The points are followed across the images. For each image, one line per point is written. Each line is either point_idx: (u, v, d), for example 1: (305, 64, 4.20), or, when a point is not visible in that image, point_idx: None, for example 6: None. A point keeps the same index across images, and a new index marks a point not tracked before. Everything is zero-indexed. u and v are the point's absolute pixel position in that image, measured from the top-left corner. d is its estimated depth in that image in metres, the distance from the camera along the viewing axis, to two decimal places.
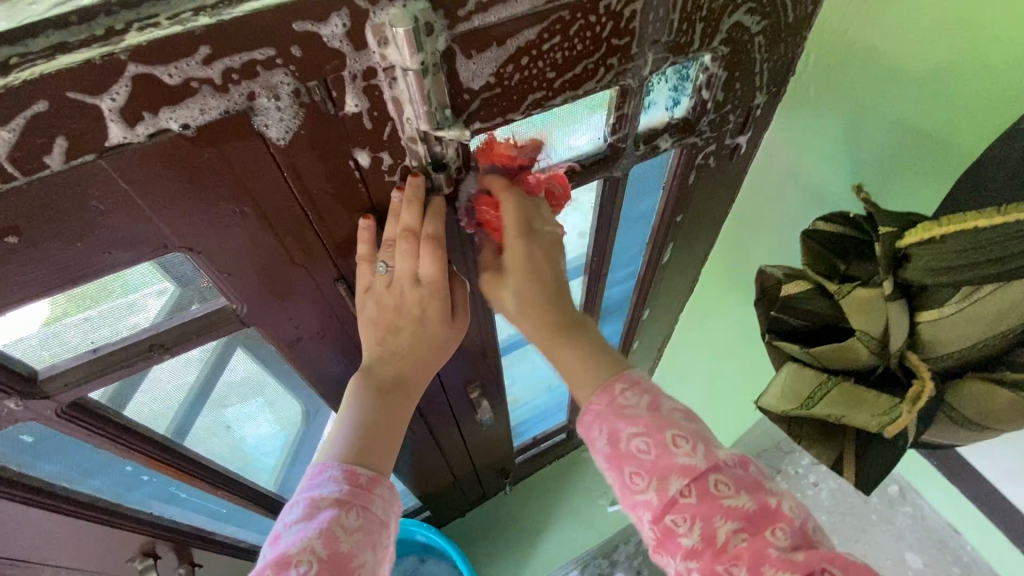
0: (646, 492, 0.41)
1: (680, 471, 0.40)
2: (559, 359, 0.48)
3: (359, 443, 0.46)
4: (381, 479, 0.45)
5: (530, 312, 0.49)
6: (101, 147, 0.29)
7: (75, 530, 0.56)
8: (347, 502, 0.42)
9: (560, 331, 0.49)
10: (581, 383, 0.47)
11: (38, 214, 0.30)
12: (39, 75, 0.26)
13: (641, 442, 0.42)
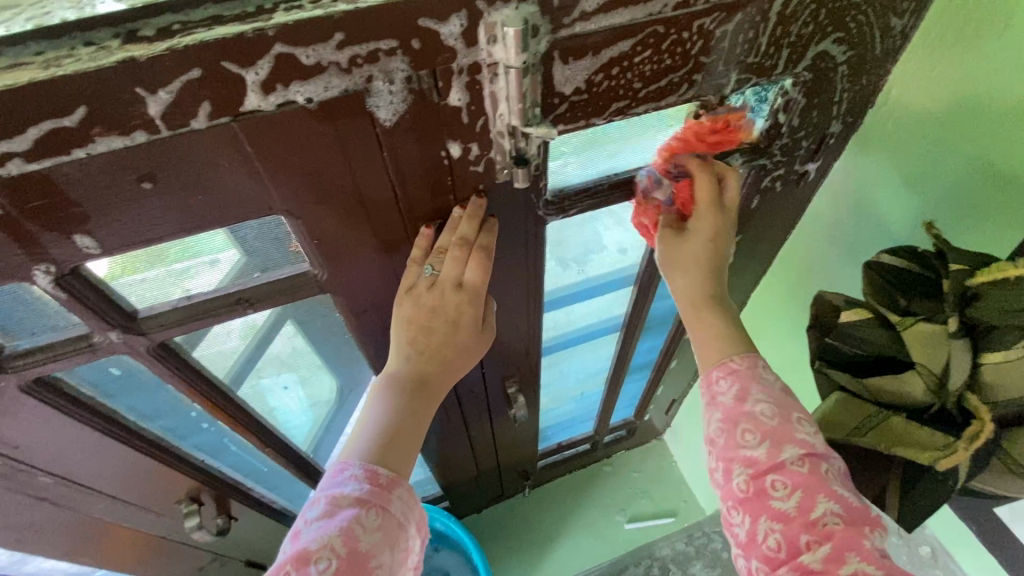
0: (754, 450, 0.42)
1: (798, 443, 0.41)
2: (708, 327, 0.49)
3: (383, 441, 0.46)
4: (401, 479, 0.44)
5: (689, 280, 0.50)
6: (236, 111, 0.33)
7: (138, 465, 0.60)
8: (366, 503, 0.42)
9: (706, 300, 0.50)
10: (712, 354, 0.48)
11: (172, 166, 0.34)
12: (199, 43, 0.29)
13: (765, 407, 0.43)
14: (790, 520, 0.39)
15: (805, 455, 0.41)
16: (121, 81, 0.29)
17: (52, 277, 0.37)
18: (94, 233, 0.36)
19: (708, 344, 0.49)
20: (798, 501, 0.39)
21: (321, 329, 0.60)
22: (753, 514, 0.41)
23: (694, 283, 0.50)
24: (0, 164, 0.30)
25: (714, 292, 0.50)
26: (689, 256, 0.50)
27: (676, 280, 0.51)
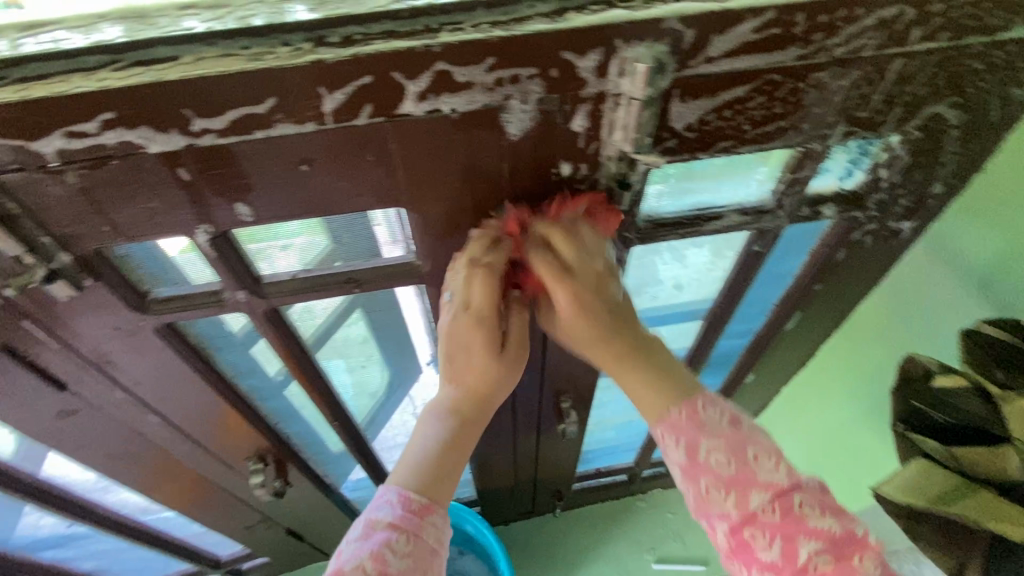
0: (723, 507, 0.42)
1: (763, 487, 0.41)
2: (631, 383, 0.47)
3: (420, 470, 0.48)
4: (435, 509, 0.46)
5: (584, 328, 0.47)
6: (391, 114, 0.37)
7: (225, 418, 0.66)
8: (399, 530, 0.43)
9: (623, 354, 0.47)
10: (650, 408, 0.46)
11: (326, 155, 0.39)
12: (377, 53, 0.34)
13: (721, 456, 0.42)
14: (781, 569, 0.39)
15: (775, 497, 0.40)
16: (308, 78, 0.34)
17: (209, 236, 0.43)
18: (249, 203, 0.41)
19: (642, 395, 0.47)
20: (782, 549, 0.39)
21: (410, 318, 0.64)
22: (747, 565, 0.41)
23: (579, 327, 0.47)
24: (198, 137, 0.36)
25: (629, 344, 0.47)
26: (581, 330, 0.47)
27: (588, 344, 0.48)
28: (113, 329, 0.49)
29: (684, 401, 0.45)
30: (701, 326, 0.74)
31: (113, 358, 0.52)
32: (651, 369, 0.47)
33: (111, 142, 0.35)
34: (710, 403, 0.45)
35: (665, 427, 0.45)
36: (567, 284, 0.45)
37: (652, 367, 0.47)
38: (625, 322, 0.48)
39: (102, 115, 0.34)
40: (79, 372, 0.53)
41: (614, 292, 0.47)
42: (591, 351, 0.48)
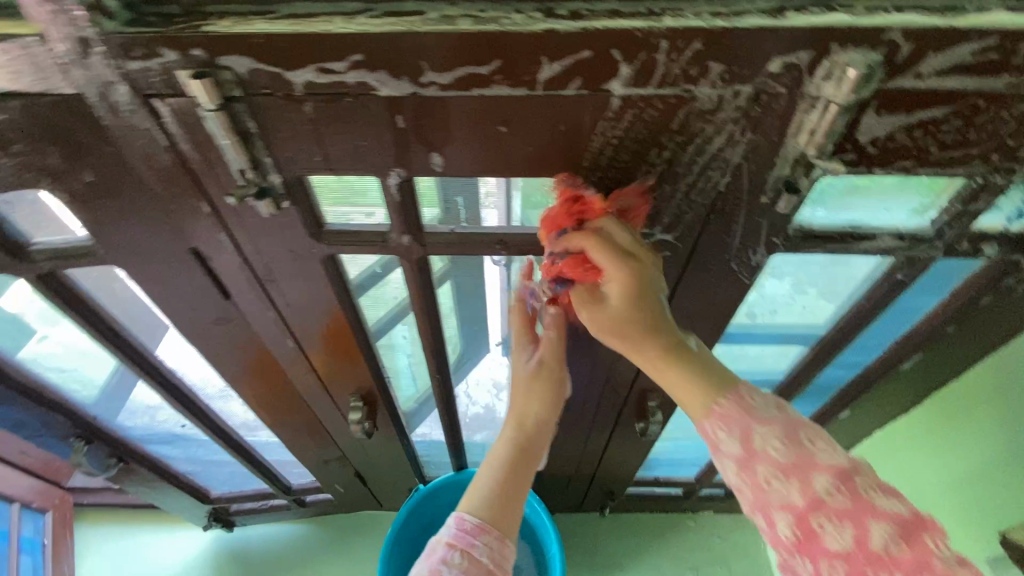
0: (786, 494, 0.43)
1: (824, 471, 0.42)
2: (671, 382, 0.51)
3: (475, 496, 0.55)
4: (489, 527, 0.52)
5: (628, 321, 0.52)
6: (596, 87, 0.40)
7: (347, 353, 0.72)
8: (456, 549, 0.50)
9: (674, 354, 0.51)
10: (691, 399, 0.49)
11: (525, 118, 0.42)
12: (602, 27, 0.36)
13: (776, 443, 0.44)
14: (854, 556, 0.40)
15: (841, 482, 0.42)
16: (537, 44, 0.37)
17: (399, 179, 0.47)
18: (444, 152, 0.45)
19: (684, 390, 0.50)
20: (854, 536, 0.40)
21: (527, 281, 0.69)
22: (816, 558, 0.42)
23: (628, 326, 0.52)
24: (424, 86, 0.40)
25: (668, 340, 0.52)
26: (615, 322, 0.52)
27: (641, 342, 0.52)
28: (288, 253, 0.55)
29: (731, 394, 0.48)
30: (811, 351, 0.73)
31: (277, 279, 0.58)
32: (693, 371, 0.50)
33: (350, 81, 0.39)
34: (753, 392, 0.47)
35: (714, 419, 0.47)
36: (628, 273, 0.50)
37: (690, 369, 0.50)
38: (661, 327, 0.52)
39: (351, 57, 0.38)
40: (246, 287, 0.59)
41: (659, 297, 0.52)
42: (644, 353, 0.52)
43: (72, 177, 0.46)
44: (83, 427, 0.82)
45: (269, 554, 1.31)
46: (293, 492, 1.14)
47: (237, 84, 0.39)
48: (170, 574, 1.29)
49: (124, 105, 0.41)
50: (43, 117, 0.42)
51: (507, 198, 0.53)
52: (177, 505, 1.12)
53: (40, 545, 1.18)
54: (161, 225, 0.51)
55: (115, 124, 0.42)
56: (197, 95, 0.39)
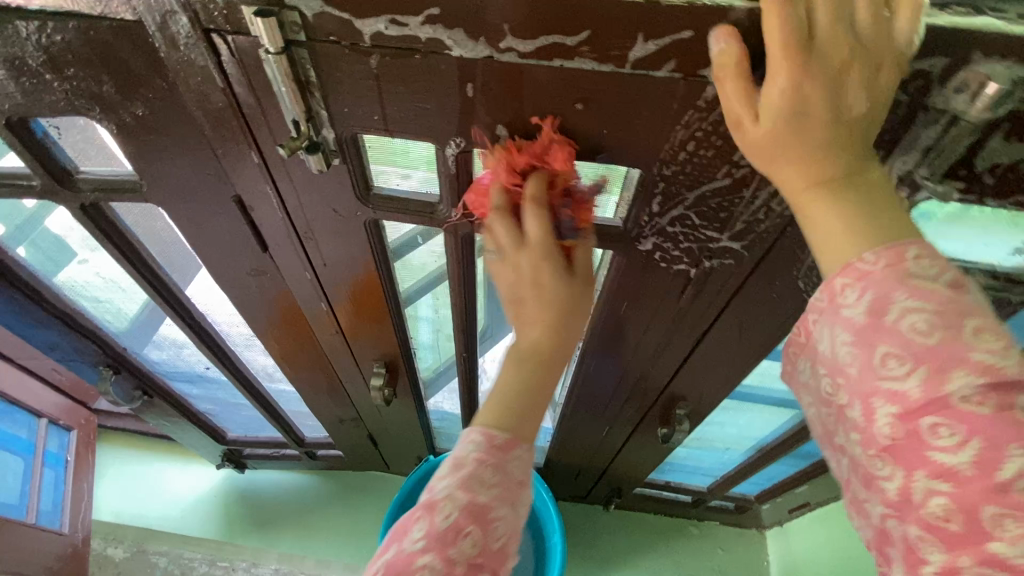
0: (902, 383, 0.32)
1: (971, 369, 0.30)
2: (823, 223, 0.34)
3: (487, 408, 0.42)
4: (519, 441, 0.41)
5: (806, 126, 0.33)
6: (691, 73, 0.36)
7: (377, 319, 0.71)
8: (485, 462, 0.39)
9: (829, 182, 0.34)
10: (833, 251, 0.34)
11: (605, 101, 0.38)
12: (712, 5, 0.32)
13: (921, 319, 0.31)
14: None
15: None
16: (636, 15, 0.33)
17: (456, 150, 0.44)
18: (511, 127, 0.42)
19: (830, 232, 0.34)
20: None
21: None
22: None
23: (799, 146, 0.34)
24: (503, 50, 0.36)
25: (840, 167, 0.34)
26: (790, 123, 0.33)
27: (790, 161, 0.34)
28: (332, 213, 0.53)
29: (886, 245, 0.33)
30: None
31: (317, 237, 0.56)
32: (859, 215, 0.34)
33: (424, 37, 0.36)
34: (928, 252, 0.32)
35: (846, 273, 0.34)
36: (797, 64, 0.32)
37: (857, 213, 0.34)
38: (850, 148, 0.34)
39: (428, 10, 0.34)
40: (284, 241, 0.57)
41: (851, 103, 0.33)
42: (782, 177, 0.35)
43: (122, 108, 0.44)
44: (111, 357, 0.83)
45: (275, 500, 1.34)
46: (306, 445, 1.16)
47: (301, 27, 0.36)
48: (183, 504, 1.34)
49: (182, 37, 0.38)
50: (99, 41, 0.40)
51: None
52: (194, 440, 1.15)
53: (63, 461, 1.23)
54: (207, 168, 0.49)
55: (170, 57, 0.40)
56: (259, 36, 0.36)
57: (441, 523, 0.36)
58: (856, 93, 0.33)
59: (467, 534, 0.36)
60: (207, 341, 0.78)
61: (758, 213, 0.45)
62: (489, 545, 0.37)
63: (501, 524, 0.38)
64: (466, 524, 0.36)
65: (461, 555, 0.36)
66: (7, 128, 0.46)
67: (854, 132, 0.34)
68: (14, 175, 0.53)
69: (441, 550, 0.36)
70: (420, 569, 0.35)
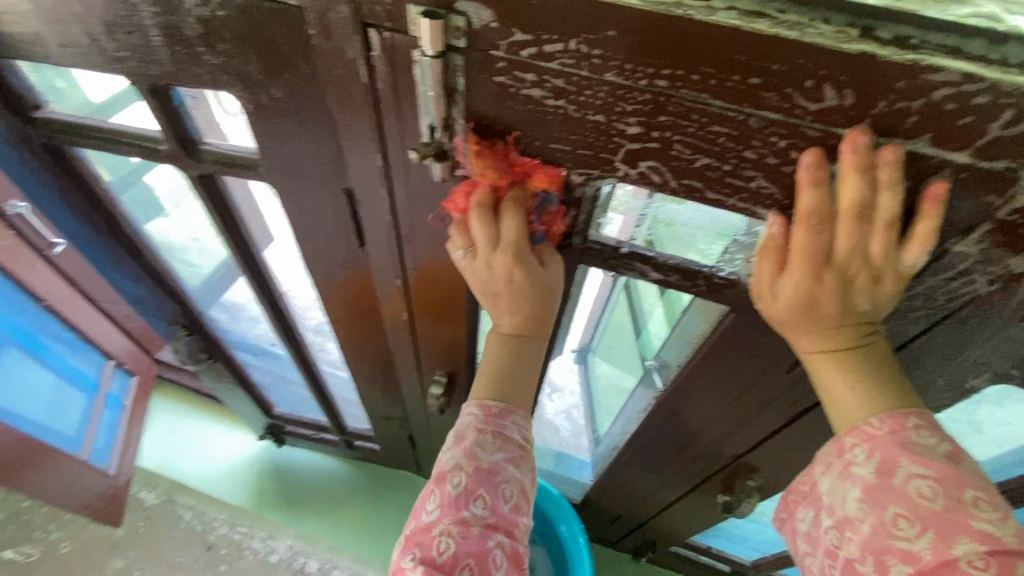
0: (911, 543, 0.35)
1: (975, 536, 0.33)
2: (831, 383, 0.42)
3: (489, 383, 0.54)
4: (511, 409, 0.53)
5: (813, 312, 0.40)
6: (886, 136, 0.31)
7: (452, 331, 0.69)
8: (484, 431, 0.51)
9: (835, 349, 0.42)
10: (848, 411, 0.41)
11: (772, 156, 0.35)
12: (938, 67, 0.28)
13: (924, 485, 0.35)
14: None
15: None
16: (844, 67, 0.29)
17: (585, 179, 0.42)
18: (658, 166, 0.38)
19: (839, 394, 0.41)
20: None
21: (631, 291, 0.64)
22: None
23: (808, 324, 0.41)
24: (678, 82, 0.33)
25: (845, 339, 0.41)
26: (806, 306, 0.40)
27: (804, 332, 0.42)
28: (439, 221, 0.51)
29: (888, 414, 0.39)
30: None
31: (417, 241, 0.55)
32: (858, 380, 0.41)
33: (592, 59, 0.33)
34: (926, 424, 0.38)
35: (857, 435, 0.39)
36: (810, 272, 0.38)
37: (860, 376, 0.41)
38: (857, 325, 0.41)
39: (604, 32, 0.32)
40: (382, 239, 0.56)
41: (857, 303, 0.40)
42: (799, 340, 0.42)
43: (262, 89, 0.44)
44: (188, 317, 0.85)
45: (305, 479, 1.35)
46: (346, 434, 1.16)
47: (464, 33, 0.35)
48: (220, 466, 1.38)
49: (338, 26, 0.37)
50: (257, 20, 0.39)
51: (673, 217, 0.46)
52: (243, 409, 1.17)
53: (120, 404, 1.29)
54: (327, 156, 0.49)
55: (321, 45, 0.39)
56: (420, 36, 0.34)
57: (451, 491, 0.48)
58: (863, 295, 0.39)
59: (477, 497, 0.48)
60: (281, 319, 0.79)
61: (917, 298, 0.40)
62: (497, 507, 0.48)
63: (506, 485, 0.49)
64: (474, 490, 0.48)
65: (473, 518, 0.47)
66: (151, 93, 0.47)
67: (858, 319, 0.41)
68: (145, 136, 0.54)
69: (455, 514, 0.47)
70: (439, 535, 0.46)
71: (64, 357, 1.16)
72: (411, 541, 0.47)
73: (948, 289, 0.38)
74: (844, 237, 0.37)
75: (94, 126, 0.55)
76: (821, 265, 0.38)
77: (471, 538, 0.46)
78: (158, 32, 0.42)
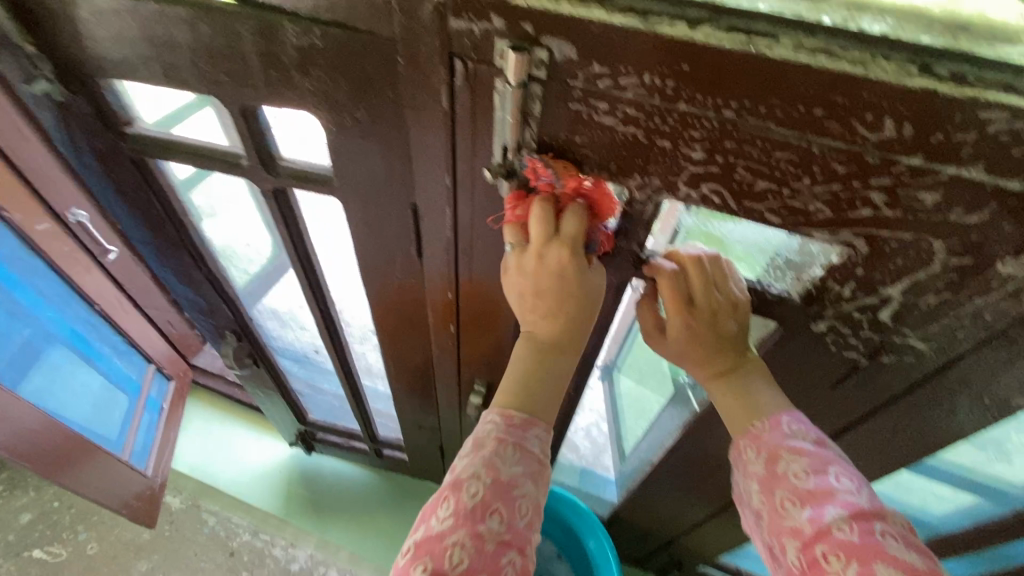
0: (796, 518, 0.42)
1: (840, 504, 0.41)
2: (723, 399, 0.50)
3: (512, 393, 0.50)
4: (534, 421, 0.49)
5: (694, 342, 0.49)
6: (942, 165, 0.34)
7: (497, 343, 0.72)
8: (504, 440, 0.47)
9: (724, 372, 0.50)
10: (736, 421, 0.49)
11: (831, 181, 0.37)
12: (993, 102, 0.30)
13: (800, 471, 0.44)
14: None
15: None
16: (904, 100, 0.32)
17: (646, 197, 0.45)
18: (719, 188, 0.41)
19: (729, 410, 0.50)
20: None
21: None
22: None
23: (695, 351, 0.50)
24: (745, 111, 0.36)
25: (726, 360, 0.50)
26: (689, 336, 0.49)
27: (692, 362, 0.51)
28: (498, 236, 0.54)
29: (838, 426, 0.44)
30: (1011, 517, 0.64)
31: (474, 255, 0.58)
32: (742, 393, 0.49)
33: (665, 89, 0.36)
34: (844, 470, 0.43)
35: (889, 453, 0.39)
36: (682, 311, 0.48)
37: (743, 390, 0.49)
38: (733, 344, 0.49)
39: (677, 66, 0.35)
40: (440, 251, 0.60)
41: (726, 331, 0.48)
42: (693, 368, 0.52)
43: (347, 111, 0.48)
44: (239, 323, 0.89)
45: (333, 487, 1.38)
46: (377, 442, 1.18)
47: (545, 65, 0.38)
48: (249, 472, 1.41)
49: (426, 57, 0.41)
50: (350, 50, 0.43)
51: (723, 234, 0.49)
52: (278, 416, 1.20)
53: (159, 407, 1.33)
54: (398, 173, 0.52)
55: (409, 73, 0.43)
56: (505, 67, 0.38)
57: (468, 500, 0.44)
58: (728, 323, 0.48)
59: (494, 512, 0.44)
60: (331, 328, 0.82)
61: (967, 318, 0.42)
62: (513, 523, 0.44)
63: (523, 500, 0.45)
64: (490, 502, 0.44)
65: (489, 534, 0.43)
66: (241, 113, 0.51)
67: (733, 342, 0.49)
68: (226, 152, 0.58)
69: (471, 527, 0.43)
70: (451, 546, 0.42)
71: (111, 360, 1.21)
72: (419, 549, 0.43)
73: (999, 310, 0.40)
74: (697, 286, 0.47)
75: (179, 143, 0.59)
76: (688, 304, 0.47)
77: (484, 554, 0.42)
78: (256, 59, 0.46)
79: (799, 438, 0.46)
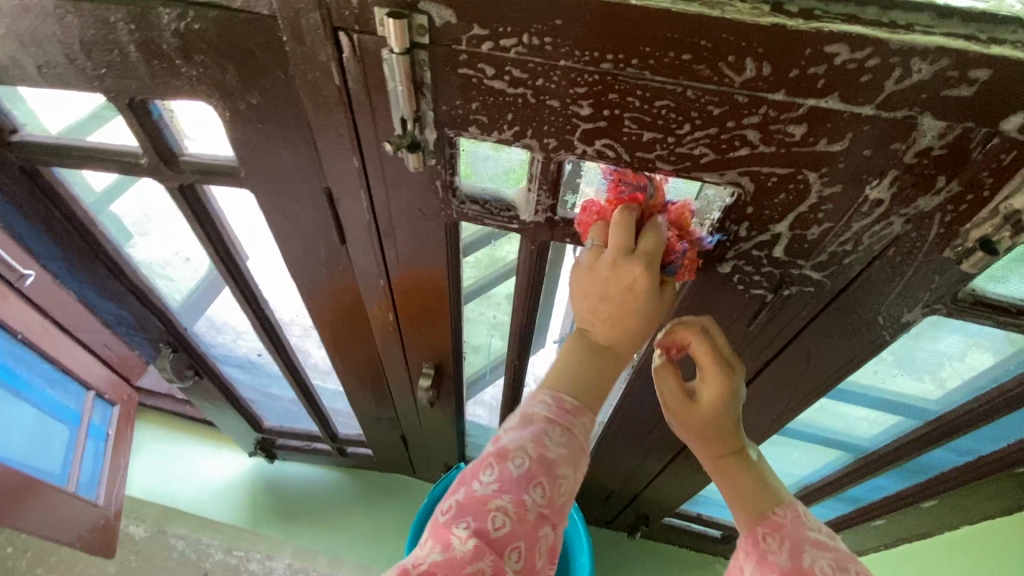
0: None
1: None
2: (734, 485, 0.48)
3: (566, 379, 0.44)
4: (585, 410, 0.43)
5: (713, 418, 0.50)
6: (803, 97, 0.36)
7: (437, 323, 0.72)
8: (554, 420, 0.41)
9: (733, 455, 0.49)
10: (750, 507, 0.45)
11: (710, 124, 0.39)
12: (835, 34, 0.33)
13: (823, 564, 0.40)
14: None
15: None
16: (759, 38, 0.34)
17: (552, 159, 0.45)
18: (613, 142, 0.42)
19: (742, 498, 0.46)
20: None
21: None
22: None
23: (713, 429, 0.50)
24: (622, 62, 0.37)
25: (735, 442, 0.49)
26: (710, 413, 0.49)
27: (704, 446, 0.50)
28: (415, 212, 0.54)
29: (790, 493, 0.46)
30: (920, 430, 0.70)
31: (396, 234, 0.58)
32: (756, 476, 0.47)
33: (545, 45, 0.37)
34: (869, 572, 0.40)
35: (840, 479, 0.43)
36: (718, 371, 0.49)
37: (755, 473, 0.48)
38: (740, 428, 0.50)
39: (551, 21, 0.36)
40: (363, 235, 0.59)
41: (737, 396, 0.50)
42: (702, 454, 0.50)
43: (239, 96, 0.47)
44: (172, 335, 0.86)
45: (301, 493, 1.36)
46: (338, 440, 1.17)
47: (426, 31, 0.38)
48: (212, 489, 1.37)
49: (309, 32, 0.40)
50: (230, 30, 0.42)
51: None
52: (231, 426, 1.17)
53: (104, 434, 1.28)
54: (305, 157, 0.51)
55: (293, 50, 0.42)
56: (387, 36, 0.38)
57: (513, 470, 0.38)
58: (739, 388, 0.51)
59: (537, 485, 0.38)
60: (269, 331, 0.81)
61: (850, 244, 0.45)
62: (555, 499, 0.39)
63: (565, 483, 0.39)
64: (538, 474, 0.38)
65: (532, 504, 0.38)
66: (129, 107, 0.49)
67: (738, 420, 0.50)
68: (123, 152, 0.56)
69: (513, 494, 0.37)
70: (493, 510, 0.37)
71: (43, 391, 1.15)
72: (459, 509, 0.38)
73: (873, 233, 0.43)
74: (716, 343, 0.50)
75: (72, 145, 0.57)
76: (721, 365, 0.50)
77: (524, 523, 0.37)
78: (135, 48, 0.45)
79: (821, 531, 0.43)
